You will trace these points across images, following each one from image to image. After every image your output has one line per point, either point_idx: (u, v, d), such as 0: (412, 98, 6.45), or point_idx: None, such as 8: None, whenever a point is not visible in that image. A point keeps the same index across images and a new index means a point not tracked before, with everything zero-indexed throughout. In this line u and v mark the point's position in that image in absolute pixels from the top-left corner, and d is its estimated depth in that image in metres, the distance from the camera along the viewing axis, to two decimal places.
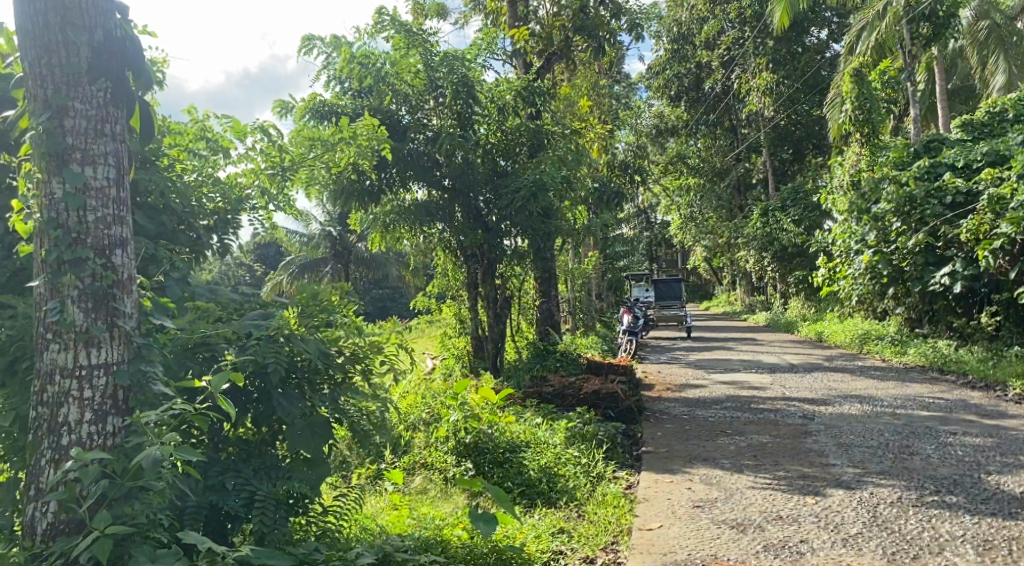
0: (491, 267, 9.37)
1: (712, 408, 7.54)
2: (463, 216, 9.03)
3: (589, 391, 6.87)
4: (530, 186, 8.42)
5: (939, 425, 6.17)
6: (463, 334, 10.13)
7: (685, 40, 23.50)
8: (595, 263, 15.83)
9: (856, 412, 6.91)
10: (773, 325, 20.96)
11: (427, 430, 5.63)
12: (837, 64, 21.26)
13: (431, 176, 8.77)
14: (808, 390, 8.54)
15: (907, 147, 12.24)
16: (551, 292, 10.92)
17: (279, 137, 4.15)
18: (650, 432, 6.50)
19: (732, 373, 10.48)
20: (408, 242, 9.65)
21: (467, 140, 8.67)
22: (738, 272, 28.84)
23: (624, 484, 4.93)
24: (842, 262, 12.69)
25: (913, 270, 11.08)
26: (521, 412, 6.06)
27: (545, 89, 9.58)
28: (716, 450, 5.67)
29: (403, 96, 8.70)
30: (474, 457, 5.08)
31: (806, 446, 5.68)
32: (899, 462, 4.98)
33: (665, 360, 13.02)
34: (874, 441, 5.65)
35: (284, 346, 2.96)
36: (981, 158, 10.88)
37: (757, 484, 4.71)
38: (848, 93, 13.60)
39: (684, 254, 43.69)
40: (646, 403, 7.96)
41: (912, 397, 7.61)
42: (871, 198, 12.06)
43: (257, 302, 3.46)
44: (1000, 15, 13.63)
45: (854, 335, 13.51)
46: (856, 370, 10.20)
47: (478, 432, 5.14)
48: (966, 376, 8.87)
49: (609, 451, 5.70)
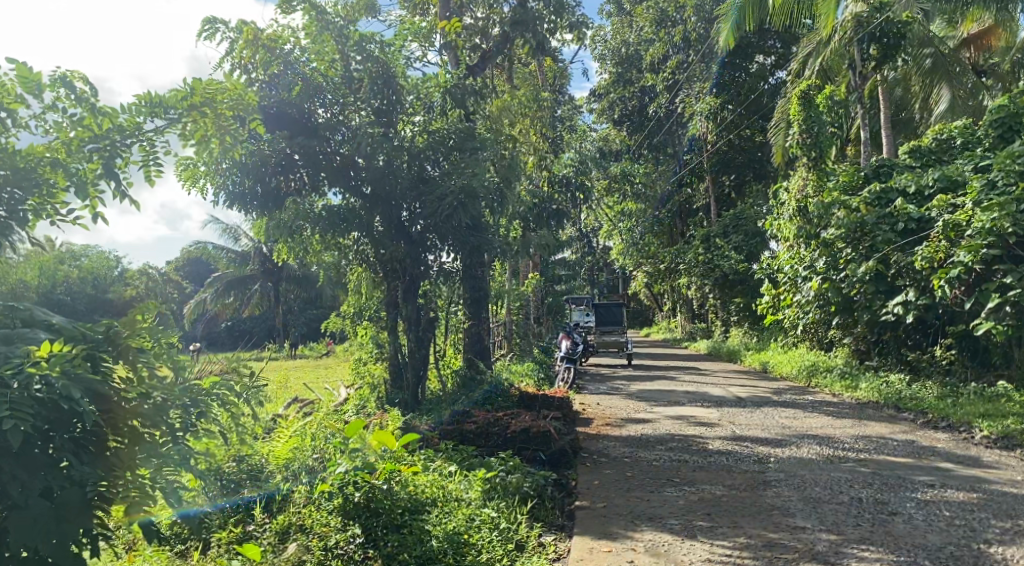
0: (414, 284, 8.34)
1: (655, 449, 6.66)
2: (383, 227, 8.11)
3: (518, 429, 5.91)
4: (458, 193, 7.71)
5: (912, 474, 5.45)
6: (380, 360, 8.89)
7: (630, 64, 23.23)
8: (534, 284, 15.03)
9: (817, 456, 6.17)
10: (715, 354, 20.47)
11: (310, 483, 4.46)
12: (780, 91, 21.54)
13: (347, 179, 7.82)
14: (760, 427, 7.81)
15: (857, 171, 12.05)
16: (481, 315, 9.87)
17: (92, 96, 3.16)
18: (586, 479, 5.54)
19: (676, 406, 9.67)
20: (320, 255, 8.59)
21: (387, 139, 7.80)
22: (679, 298, 28.58)
23: (550, 555, 3.96)
24: (788, 289, 12.60)
25: (863, 299, 10.68)
26: (430, 458, 5.01)
27: (477, 89, 8.69)
28: (663, 506, 4.75)
29: (315, 87, 7.59)
30: (365, 520, 3.96)
31: (766, 499, 4.86)
32: (879, 527, 4.20)
33: (606, 389, 12.17)
34: (844, 497, 4.88)
35: (26, 393, 1.98)
36: (932, 184, 10.54)
37: (715, 555, 3.81)
38: (796, 116, 13.35)
39: (625, 278, 43.24)
40: (583, 442, 7.03)
41: (873, 439, 6.96)
42: (820, 224, 11.62)
43: (17, 316, 2.39)
44: (943, 45, 13.53)
45: (800, 366, 13.00)
46: (806, 406, 9.57)
47: (368, 485, 4.01)
48: (925, 414, 8.34)
49: (535, 507, 4.72)
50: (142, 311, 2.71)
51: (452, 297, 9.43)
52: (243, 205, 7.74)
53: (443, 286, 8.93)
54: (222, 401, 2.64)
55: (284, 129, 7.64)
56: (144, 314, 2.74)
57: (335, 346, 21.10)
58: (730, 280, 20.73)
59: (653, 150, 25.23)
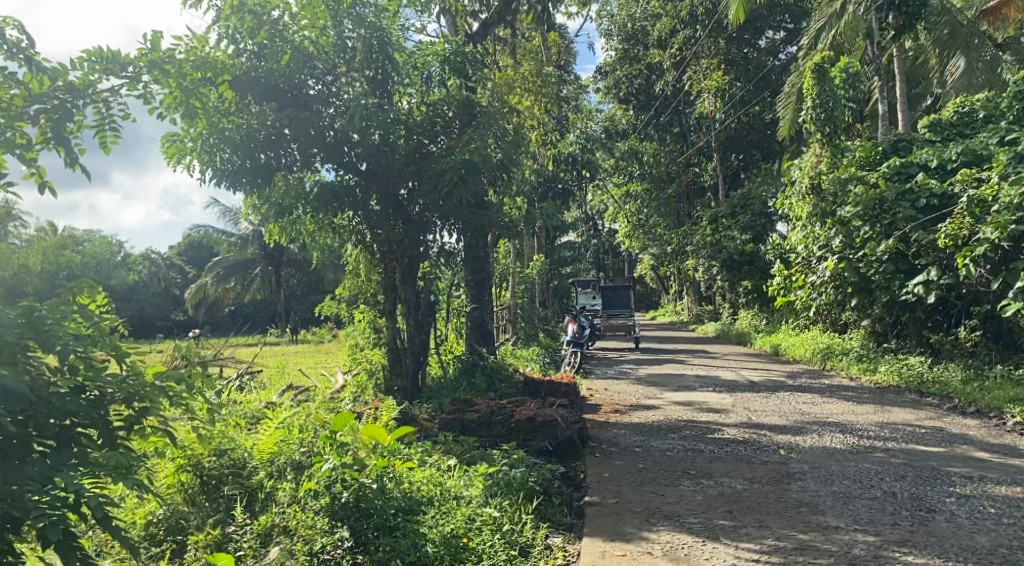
0: (413, 266, 7.93)
1: (668, 438, 6.27)
2: (380, 205, 7.70)
3: (523, 418, 5.51)
4: (457, 168, 7.29)
5: (947, 465, 5.08)
6: (377, 346, 8.51)
7: (636, 40, 22.56)
8: (539, 267, 14.61)
9: (841, 445, 5.79)
10: (725, 337, 20.06)
11: (296, 481, 4.07)
12: (789, 68, 20.95)
13: (341, 156, 7.39)
14: (777, 413, 7.43)
15: (874, 147, 11.61)
16: (485, 298, 9.65)
17: (28, 46, 2.83)
18: (596, 471, 5.16)
19: (688, 392, 9.27)
20: (314, 235, 8.19)
21: (382, 111, 7.36)
22: (686, 281, 28.13)
23: (558, 562, 3.57)
24: (801, 269, 12.16)
25: (881, 279, 10.22)
26: (428, 452, 4.64)
27: (479, 56, 8.20)
28: (680, 502, 4.37)
29: (305, 58, 7.20)
30: (354, 522, 3.59)
31: (791, 495, 4.48)
32: (920, 527, 3.82)
33: (614, 374, 11.78)
34: (877, 491, 4.50)
35: None
36: (955, 158, 10.12)
37: (742, 560, 3.44)
38: (809, 91, 12.83)
39: (631, 262, 42.85)
40: (591, 431, 6.65)
41: (899, 426, 6.57)
42: (836, 202, 11.18)
43: None
44: (963, 14, 12.96)
45: (815, 349, 12.58)
46: (823, 390, 9.17)
47: (356, 484, 3.65)
48: (950, 400, 7.95)
49: (542, 506, 4.33)
50: (77, 291, 2.43)
51: (454, 279, 9.04)
52: (232, 183, 7.28)
53: (444, 268, 8.53)
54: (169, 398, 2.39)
55: (274, 100, 7.23)
56: (81, 295, 2.45)
57: (337, 330, 20.72)
58: (738, 262, 20.19)
59: (659, 129, 24.64)
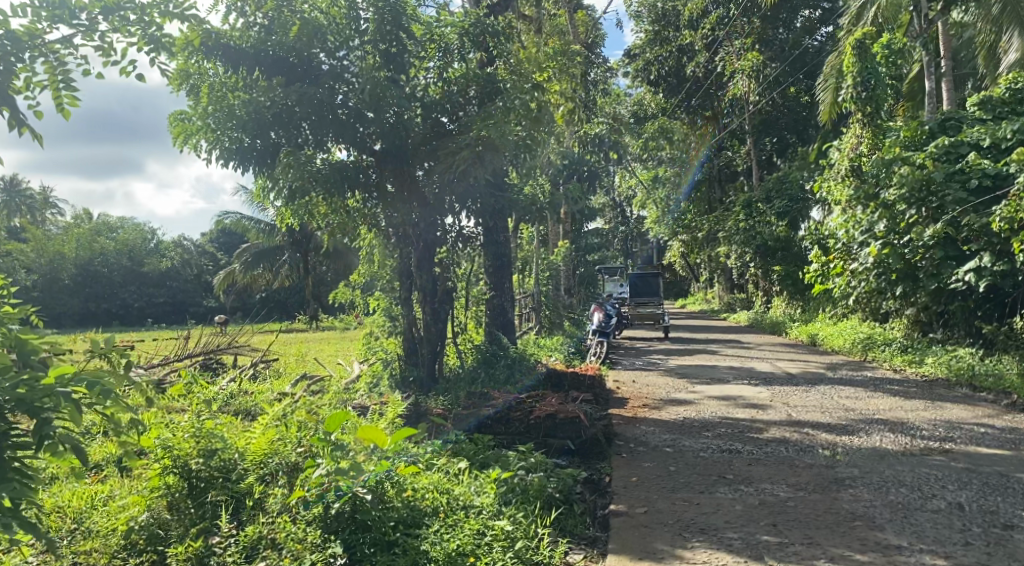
0: (429, 251, 7.52)
1: (702, 437, 5.78)
2: (394, 188, 7.28)
3: (543, 414, 5.17)
4: (473, 147, 6.79)
5: (1016, 472, 4.53)
6: (393, 334, 8.14)
7: (666, 21, 21.76)
8: (564, 254, 14.13)
9: (893, 447, 5.24)
10: (757, 326, 19.37)
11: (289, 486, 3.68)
12: (826, 47, 20.06)
13: (353, 133, 6.88)
14: (819, 409, 6.88)
15: (920, 126, 10.81)
16: (504, 286, 9.17)
17: None
18: (622, 474, 4.71)
19: (721, 385, 8.75)
20: (325, 218, 7.79)
21: (397, 86, 6.92)
22: (717, 269, 27.36)
23: None
24: (839, 256, 11.35)
25: (929, 265, 9.57)
26: (438, 453, 4.22)
27: (501, 27, 7.56)
28: (718, 512, 3.91)
29: (317, 28, 6.66)
30: (347, 535, 3.22)
31: (842, 505, 3.98)
32: (997, 547, 3.31)
33: (642, 365, 11.27)
34: (941, 502, 3.98)
35: None
36: (1010, 136, 9.33)
37: None
38: (850, 67, 12.08)
39: (659, 250, 42.05)
40: (618, 427, 6.20)
41: (955, 425, 5.99)
42: (878, 184, 10.50)
43: None
44: None
45: (855, 339, 11.94)
46: (866, 384, 8.59)
47: (351, 493, 3.27)
48: (1007, 395, 7.32)
49: (561, 516, 3.90)
50: None
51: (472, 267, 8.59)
52: (241, 163, 6.83)
53: (462, 255, 8.11)
54: (78, 405, 2.10)
55: (277, 74, 6.76)
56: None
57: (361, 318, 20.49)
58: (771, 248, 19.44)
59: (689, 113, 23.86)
